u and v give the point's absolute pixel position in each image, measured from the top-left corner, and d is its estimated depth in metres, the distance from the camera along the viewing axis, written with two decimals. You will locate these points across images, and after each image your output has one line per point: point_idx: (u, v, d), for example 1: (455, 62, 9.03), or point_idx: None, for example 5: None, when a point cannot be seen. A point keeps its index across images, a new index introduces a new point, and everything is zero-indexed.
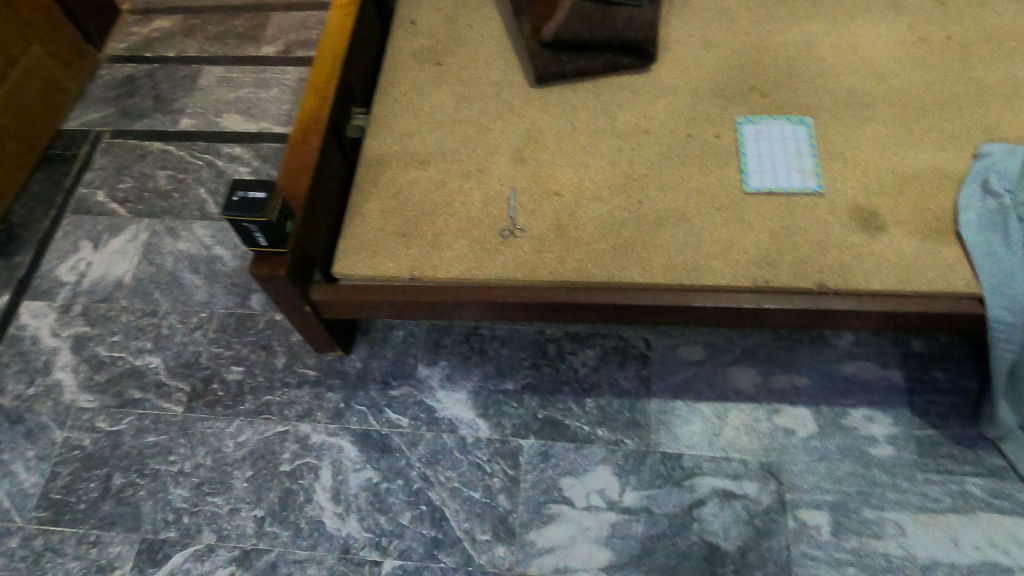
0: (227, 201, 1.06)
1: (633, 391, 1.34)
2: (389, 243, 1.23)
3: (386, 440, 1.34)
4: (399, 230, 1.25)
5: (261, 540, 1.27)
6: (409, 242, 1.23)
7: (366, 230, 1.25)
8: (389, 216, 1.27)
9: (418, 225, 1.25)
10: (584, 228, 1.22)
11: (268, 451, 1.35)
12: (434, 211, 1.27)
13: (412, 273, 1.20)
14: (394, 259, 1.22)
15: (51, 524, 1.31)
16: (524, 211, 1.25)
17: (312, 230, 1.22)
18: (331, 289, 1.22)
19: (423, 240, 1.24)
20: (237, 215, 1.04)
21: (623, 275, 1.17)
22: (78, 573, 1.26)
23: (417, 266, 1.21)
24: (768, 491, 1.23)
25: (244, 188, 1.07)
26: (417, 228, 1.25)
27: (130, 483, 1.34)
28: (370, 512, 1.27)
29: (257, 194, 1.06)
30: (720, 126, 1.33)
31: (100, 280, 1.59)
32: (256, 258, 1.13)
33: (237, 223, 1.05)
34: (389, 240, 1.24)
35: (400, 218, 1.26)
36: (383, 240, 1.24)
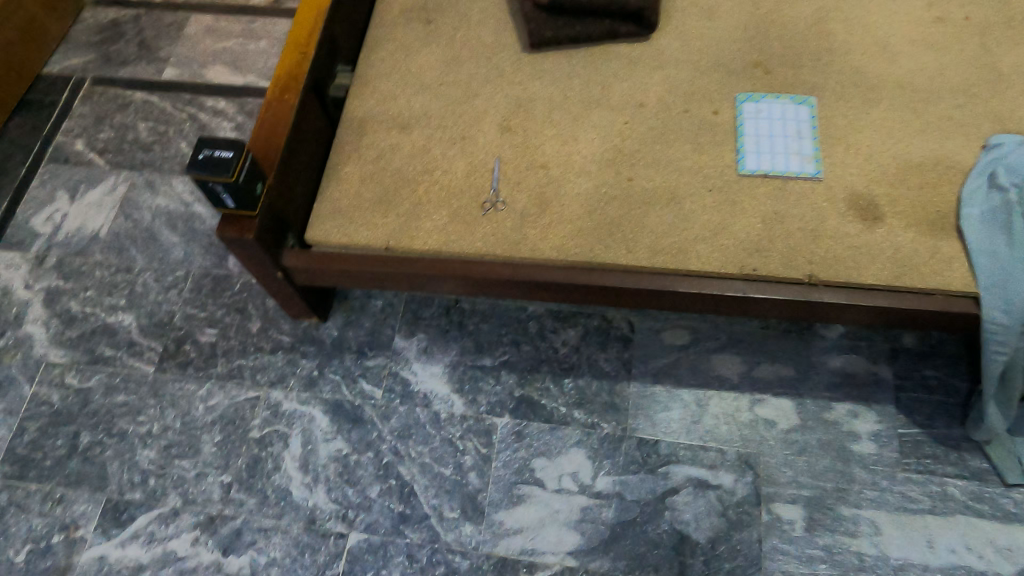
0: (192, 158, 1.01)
1: (612, 374, 1.31)
2: (366, 211, 1.19)
3: (358, 412, 1.31)
4: (378, 198, 1.20)
5: (226, 506, 1.25)
6: (387, 210, 1.19)
7: (343, 195, 1.21)
8: (368, 182, 1.22)
9: (397, 193, 1.20)
10: (568, 203, 1.17)
11: (237, 417, 1.33)
12: (414, 179, 1.21)
13: (388, 244, 1.16)
14: (370, 227, 1.17)
15: (17, 479, 1.30)
16: (508, 183, 1.20)
17: (285, 192, 1.17)
18: (304, 255, 1.18)
19: (401, 209, 1.19)
20: (201, 173, 0.99)
21: (606, 255, 1.12)
22: (41, 530, 1.25)
23: (393, 236, 1.16)
24: (743, 483, 1.21)
25: (212, 146, 1.02)
26: (396, 196, 1.20)
27: (97, 442, 1.32)
28: (338, 483, 1.25)
29: (223, 152, 1.01)
30: (719, 104, 1.26)
31: (75, 233, 1.55)
32: (223, 220, 1.08)
33: (201, 181, 1.01)
34: (367, 207, 1.19)
35: (378, 185, 1.21)
36: (360, 207, 1.19)
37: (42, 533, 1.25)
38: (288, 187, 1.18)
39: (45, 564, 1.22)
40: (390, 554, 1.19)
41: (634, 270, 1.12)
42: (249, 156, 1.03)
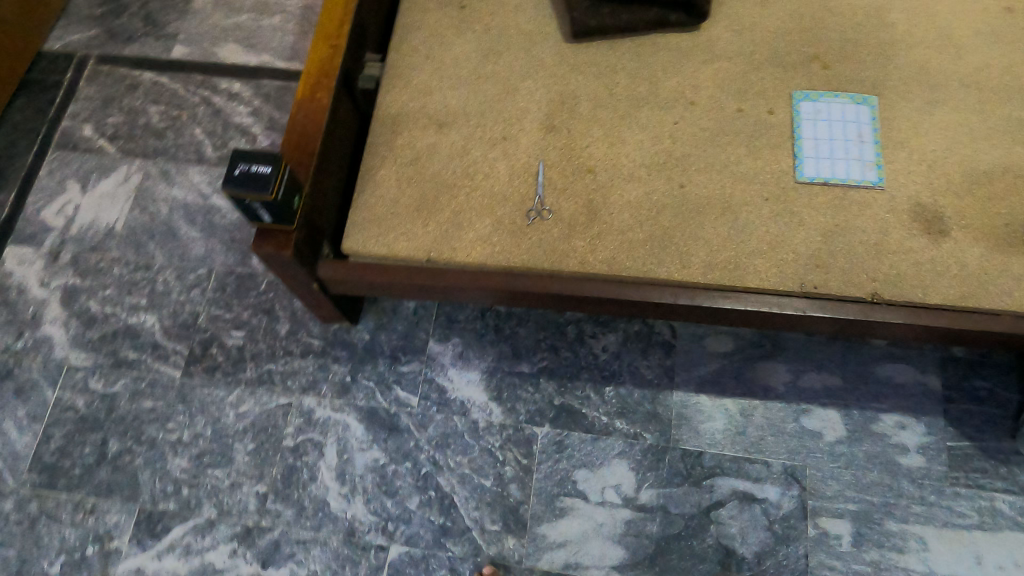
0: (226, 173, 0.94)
1: (655, 382, 1.28)
2: (404, 218, 1.12)
3: (394, 420, 1.28)
4: (416, 203, 1.14)
5: (263, 518, 1.23)
6: (427, 217, 1.12)
7: (380, 201, 1.14)
8: (405, 186, 1.15)
9: (436, 199, 1.14)
10: (618, 212, 1.12)
11: (270, 424, 1.29)
12: (455, 184, 1.15)
13: (429, 254, 1.10)
14: (409, 236, 1.11)
15: (46, 487, 1.27)
16: (553, 189, 1.14)
17: (319, 200, 1.11)
18: (341, 266, 1.12)
19: (442, 216, 1.13)
20: (238, 192, 0.92)
21: (660, 270, 1.07)
22: (75, 541, 1.23)
23: (435, 246, 1.10)
24: (789, 496, 1.19)
25: (246, 159, 0.95)
26: (436, 202, 1.14)
27: (126, 450, 1.29)
28: (376, 494, 1.23)
29: (260, 167, 0.94)
30: (775, 102, 1.19)
31: (90, 226, 1.48)
32: (258, 234, 1.02)
33: (237, 199, 0.94)
34: (405, 215, 1.13)
35: (417, 190, 1.15)
36: (398, 214, 1.13)
37: (76, 544, 1.23)
38: (322, 194, 1.12)
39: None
40: (432, 568, 1.18)
41: (688, 285, 1.07)
42: (287, 170, 0.96)
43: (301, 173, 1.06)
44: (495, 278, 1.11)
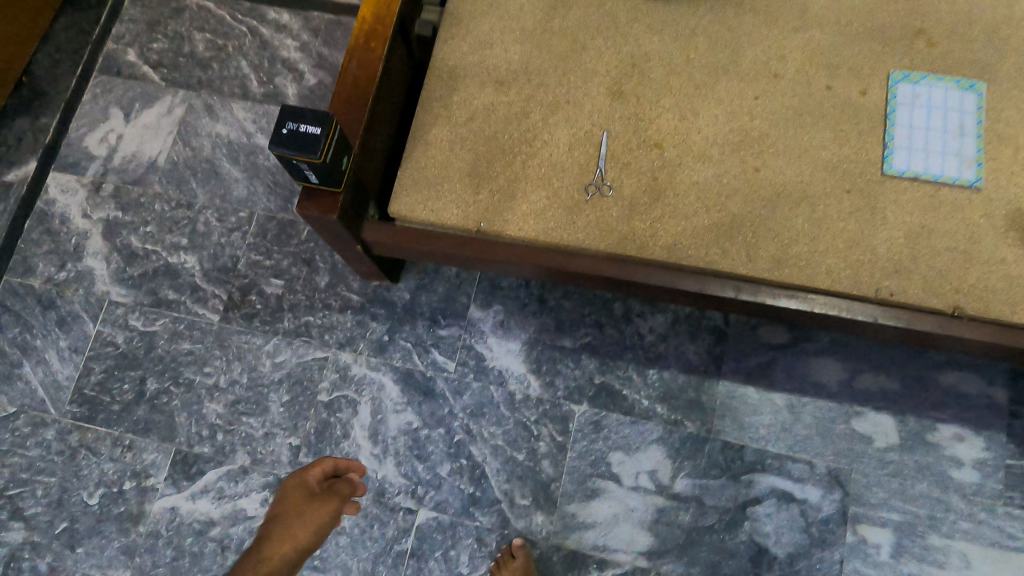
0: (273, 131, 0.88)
1: (701, 369, 1.23)
2: (456, 183, 1.06)
3: (430, 384, 1.26)
4: (468, 169, 1.07)
5: (295, 470, 1.24)
6: (479, 185, 1.06)
7: (431, 163, 1.08)
8: (458, 149, 1.08)
9: (490, 165, 1.07)
10: (684, 195, 1.04)
11: (305, 377, 1.28)
12: (511, 150, 1.08)
13: (479, 225, 1.04)
14: (459, 203, 1.05)
15: (86, 420, 1.29)
16: (616, 163, 1.06)
17: (367, 159, 1.05)
18: (386, 230, 1.08)
19: (495, 184, 1.06)
20: (286, 153, 0.87)
21: (723, 261, 1.00)
22: (113, 476, 1.26)
23: (485, 216, 1.05)
24: (830, 500, 1.15)
25: (294, 117, 0.89)
26: (490, 169, 1.07)
27: (164, 390, 1.30)
28: (408, 458, 1.23)
29: (309, 128, 0.88)
30: (869, 81, 1.08)
31: (132, 158, 1.45)
32: (304, 194, 0.97)
33: (284, 159, 0.89)
34: (457, 180, 1.07)
35: (471, 154, 1.08)
36: (449, 179, 1.07)
37: (114, 478, 1.26)
38: (370, 152, 1.06)
39: (118, 510, 1.24)
40: (459, 536, 1.18)
41: (753, 280, 1.00)
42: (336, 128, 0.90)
43: (350, 131, 1.00)
44: (547, 255, 1.05)
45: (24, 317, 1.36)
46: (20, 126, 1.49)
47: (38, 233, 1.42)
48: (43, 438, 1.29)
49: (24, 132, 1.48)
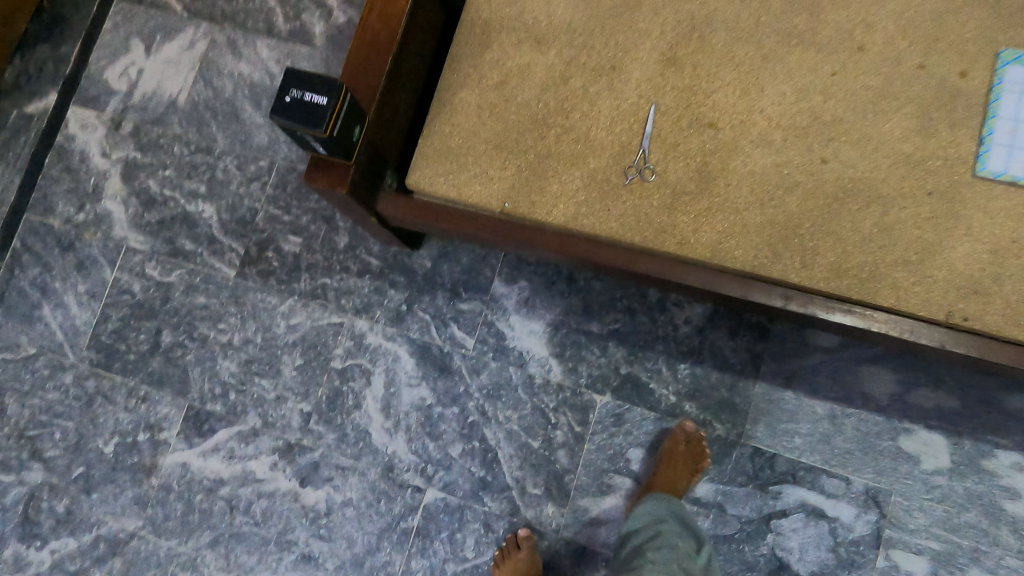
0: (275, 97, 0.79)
1: (737, 367, 1.13)
2: (481, 157, 0.96)
3: (446, 359, 1.20)
4: (496, 140, 0.97)
5: (305, 437, 1.21)
6: (506, 159, 0.96)
7: (455, 131, 0.98)
8: (487, 117, 0.97)
9: (521, 137, 0.96)
10: (736, 186, 0.92)
11: (319, 342, 1.24)
12: (544, 122, 0.96)
13: (503, 206, 0.95)
14: (484, 179, 0.96)
15: (103, 368, 1.29)
16: (661, 144, 0.94)
17: (386, 125, 0.95)
18: (404, 202, 0.99)
19: (524, 160, 0.96)
20: (289, 125, 0.78)
21: (773, 266, 0.89)
22: (128, 425, 1.26)
23: (511, 195, 0.95)
24: (864, 521, 1.07)
25: (297, 82, 0.79)
26: (519, 142, 0.96)
27: (179, 344, 1.27)
28: (420, 434, 1.18)
29: (314, 95, 0.78)
30: (972, 60, 0.91)
31: (153, 96, 1.38)
32: (312, 164, 0.89)
33: (287, 129, 0.80)
34: (482, 152, 0.96)
35: (500, 124, 0.97)
36: (474, 151, 0.97)
37: (128, 428, 1.26)
38: (390, 117, 0.96)
39: (132, 460, 1.24)
40: (466, 519, 1.15)
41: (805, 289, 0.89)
42: (346, 96, 0.81)
43: (366, 94, 0.90)
44: (574, 243, 0.95)
45: (44, 257, 1.34)
46: (41, 54, 1.42)
47: (58, 171, 1.38)
48: (61, 382, 1.29)
49: (45, 61, 1.42)
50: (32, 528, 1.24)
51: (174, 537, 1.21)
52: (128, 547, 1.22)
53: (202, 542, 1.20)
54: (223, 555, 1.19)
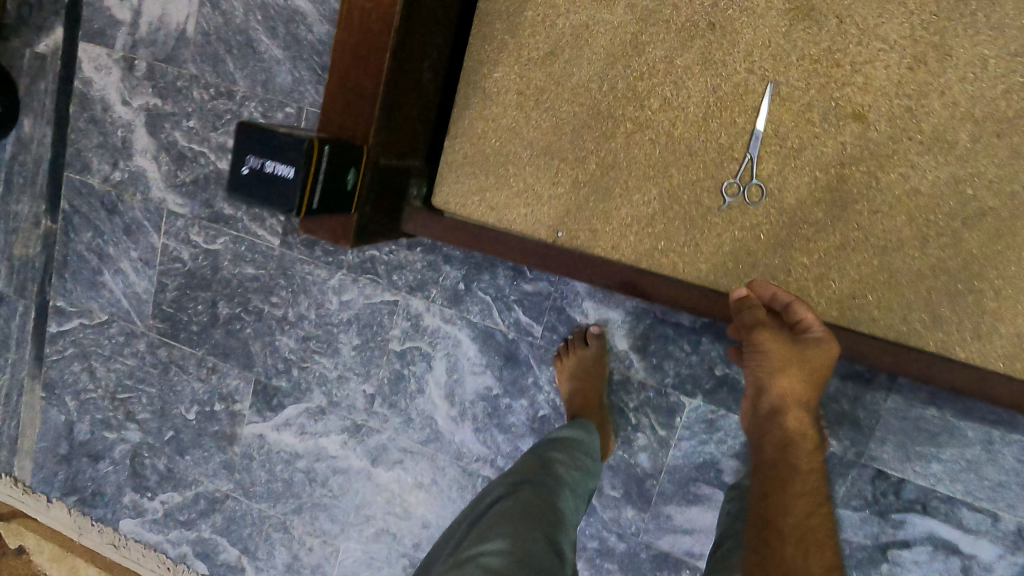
0: (234, 171, 0.59)
1: (866, 377, 0.91)
2: (525, 167, 0.73)
3: (512, 347, 1.06)
4: (544, 143, 0.72)
5: (371, 418, 1.16)
6: (558, 170, 0.72)
7: (492, 130, 0.73)
8: (530, 107, 0.72)
9: (578, 137, 0.71)
10: (884, 213, 0.64)
11: (375, 321, 1.12)
12: (608, 114, 0.69)
13: (555, 233, 0.73)
14: (532, 199, 0.73)
15: (170, 338, 1.26)
16: (776, 146, 0.65)
17: (397, 137, 0.73)
18: (430, 219, 0.78)
19: (581, 170, 0.71)
20: (257, 207, 0.59)
21: (927, 330, 0.64)
22: (204, 395, 1.26)
23: (565, 220, 0.72)
24: (1009, 562, 0.89)
25: (255, 149, 0.58)
26: (573, 145, 0.71)
27: (236, 316, 1.21)
28: (487, 425, 1.09)
29: (279, 168, 0.57)
30: None
31: (159, 25, 1.16)
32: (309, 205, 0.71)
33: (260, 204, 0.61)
34: (526, 160, 0.72)
35: (549, 118, 0.71)
36: (516, 158, 0.73)
37: (205, 398, 1.26)
38: (404, 123, 0.73)
39: (214, 428, 1.26)
40: None
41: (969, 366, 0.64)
42: (324, 153, 0.59)
43: (360, 112, 0.67)
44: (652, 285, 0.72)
45: (94, 220, 1.27)
46: None
47: (84, 122, 1.24)
48: (137, 348, 1.29)
49: None
50: (142, 480, 1.33)
51: (263, 500, 1.25)
52: (225, 506, 1.28)
53: (289, 507, 1.24)
54: (310, 521, 1.23)
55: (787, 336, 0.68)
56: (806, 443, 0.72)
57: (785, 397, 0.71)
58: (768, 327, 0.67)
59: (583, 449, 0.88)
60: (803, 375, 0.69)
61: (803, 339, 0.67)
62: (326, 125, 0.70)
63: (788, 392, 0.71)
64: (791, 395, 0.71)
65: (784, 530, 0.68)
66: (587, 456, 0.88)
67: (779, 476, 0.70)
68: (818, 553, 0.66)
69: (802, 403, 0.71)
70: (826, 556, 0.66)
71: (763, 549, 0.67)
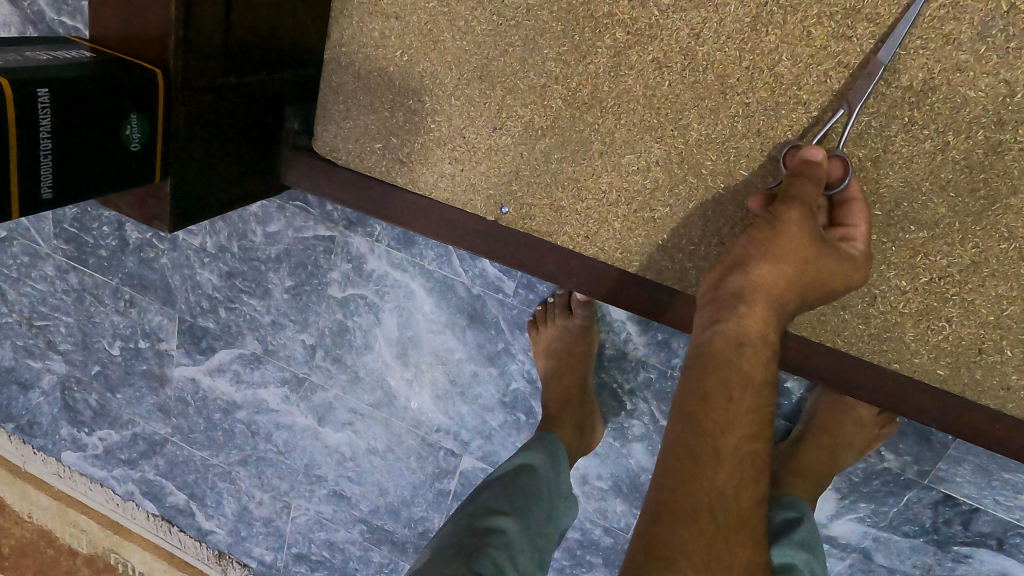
0: None
1: None
2: (494, 107, 0.58)
3: (478, 306, 0.81)
4: (536, 68, 0.56)
5: (314, 372, 0.95)
6: (549, 112, 0.57)
7: (459, 51, 0.57)
8: (527, 8, 0.54)
9: (585, 68, 0.55)
10: (1019, 195, 0.50)
11: (309, 260, 0.87)
12: (645, 27, 0.52)
13: (500, 209, 0.61)
14: (492, 157, 0.60)
15: (78, 263, 1.03)
16: (885, 87, 0.49)
17: (245, 47, 0.51)
18: (319, 170, 0.63)
19: (584, 114, 0.56)
20: None
21: (1009, 379, 0.54)
22: (126, 330, 1.06)
23: (518, 194, 0.60)
24: None
25: None
26: (586, 72, 0.55)
27: (148, 243, 0.97)
28: (449, 393, 0.88)
29: None
30: None
31: None
32: (163, 182, 0.50)
33: None
34: (496, 98, 0.57)
35: (550, 34, 0.54)
36: (478, 93, 0.58)
37: (128, 333, 1.06)
38: (258, 20, 0.51)
39: (142, 367, 1.08)
40: None
41: None
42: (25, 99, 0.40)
43: (150, 6, 0.44)
44: (623, 295, 0.60)
45: None
46: None
47: None
48: (44, 272, 1.07)
49: None
50: (76, 415, 1.18)
51: (204, 448, 1.10)
52: (165, 449, 1.13)
53: (233, 458, 1.08)
54: (256, 475, 1.08)
55: (813, 235, 0.48)
56: (761, 352, 0.49)
57: (757, 288, 0.49)
58: (808, 208, 0.49)
59: (526, 499, 0.71)
60: (803, 284, 0.49)
61: (828, 242, 0.49)
62: (110, 24, 0.47)
63: (777, 283, 0.48)
64: (772, 286, 0.48)
65: (713, 450, 0.47)
66: (537, 513, 0.71)
67: (726, 385, 0.48)
68: (749, 491, 0.47)
69: (773, 308, 0.49)
70: (757, 489, 0.48)
71: (686, 462, 0.47)
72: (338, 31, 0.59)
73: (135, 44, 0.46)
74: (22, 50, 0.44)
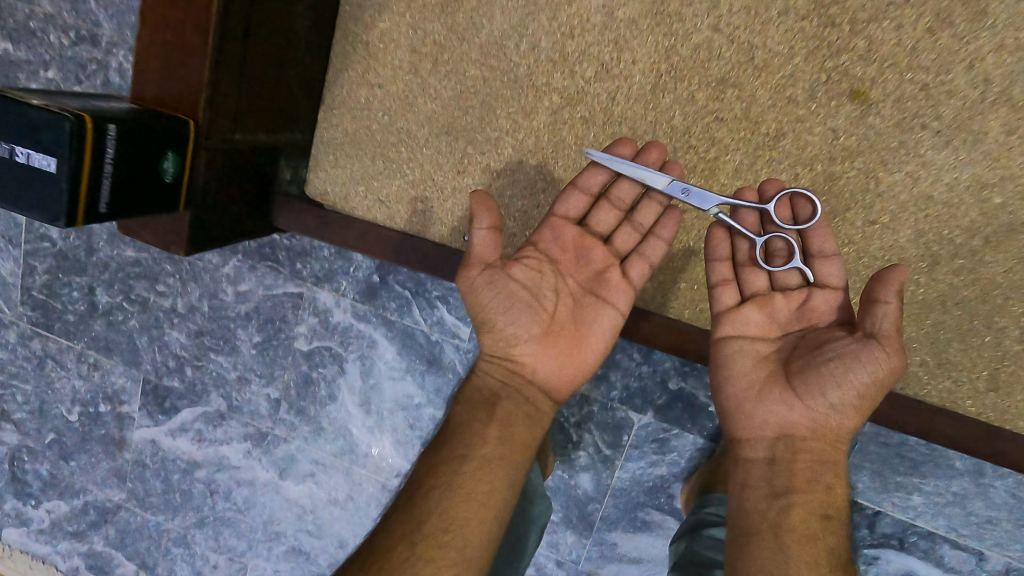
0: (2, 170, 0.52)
1: None
2: (456, 156, 0.70)
3: (435, 350, 0.89)
4: (491, 126, 0.69)
5: (277, 426, 1.00)
6: (500, 161, 0.69)
7: (427, 113, 0.70)
8: (482, 80, 0.68)
9: (527, 129, 0.68)
10: (853, 212, 0.64)
11: (277, 315, 0.94)
12: (574, 94, 0.66)
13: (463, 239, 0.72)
14: (454, 200, 0.71)
15: (44, 329, 1.06)
16: (750, 134, 0.64)
17: (252, 105, 0.62)
18: (308, 213, 0.73)
19: (525, 164, 0.69)
20: (37, 218, 0.52)
21: None
22: (86, 394, 1.08)
23: None
24: None
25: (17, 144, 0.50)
26: (530, 128, 0.68)
27: (118, 307, 1.01)
28: (408, 438, 0.94)
29: (46, 162, 0.50)
30: None
31: None
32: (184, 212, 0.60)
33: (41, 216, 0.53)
34: (458, 149, 0.70)
35: (500, 99, 0.68)
36: (443, 146, 0.71)
37: (88, 397, 1.08)
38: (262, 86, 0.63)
39: (100, 432, 1.09)
40: None
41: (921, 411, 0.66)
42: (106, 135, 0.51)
43: (184, 72, 0.56)
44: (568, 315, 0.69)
45: None
46: None
47: None
48: (7, 340, 1.10)
49: None
50: (23, 487, 1.17)
51: (160, 512, 1.10)
52: (118, 516, 1.13)
53: (189, 521, 1.09)
54: (213, 536, 1.09)
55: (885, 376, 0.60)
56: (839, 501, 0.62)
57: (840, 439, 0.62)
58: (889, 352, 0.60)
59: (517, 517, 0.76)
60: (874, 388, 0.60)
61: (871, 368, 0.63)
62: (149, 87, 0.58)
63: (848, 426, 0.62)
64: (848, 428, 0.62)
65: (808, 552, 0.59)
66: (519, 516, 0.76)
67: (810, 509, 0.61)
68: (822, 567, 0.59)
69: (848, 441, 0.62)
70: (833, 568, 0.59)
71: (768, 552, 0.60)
72: (327, 97, 0.72)
73: (169, 101, 0.58)
74: (82, 101, 0.54)
